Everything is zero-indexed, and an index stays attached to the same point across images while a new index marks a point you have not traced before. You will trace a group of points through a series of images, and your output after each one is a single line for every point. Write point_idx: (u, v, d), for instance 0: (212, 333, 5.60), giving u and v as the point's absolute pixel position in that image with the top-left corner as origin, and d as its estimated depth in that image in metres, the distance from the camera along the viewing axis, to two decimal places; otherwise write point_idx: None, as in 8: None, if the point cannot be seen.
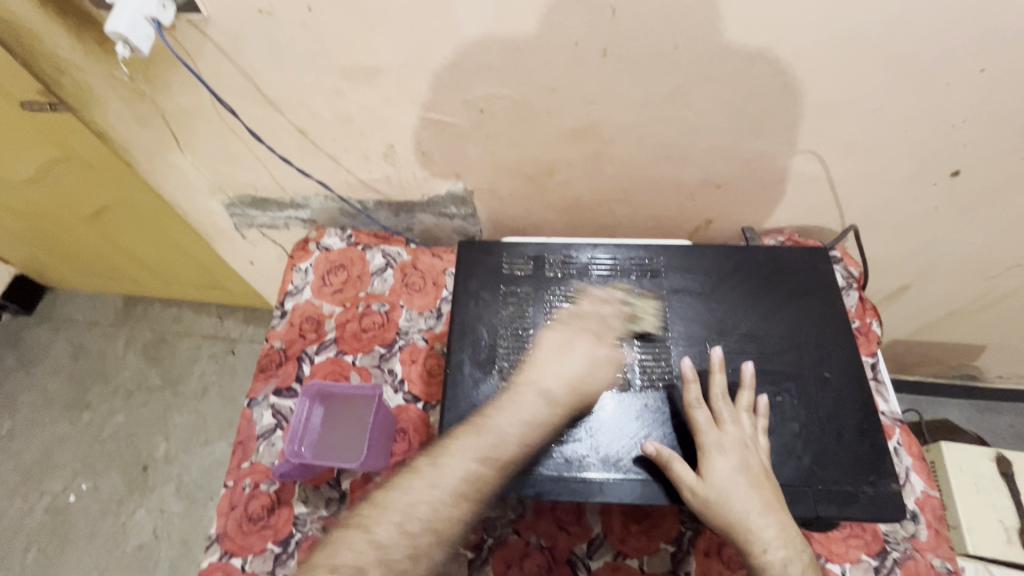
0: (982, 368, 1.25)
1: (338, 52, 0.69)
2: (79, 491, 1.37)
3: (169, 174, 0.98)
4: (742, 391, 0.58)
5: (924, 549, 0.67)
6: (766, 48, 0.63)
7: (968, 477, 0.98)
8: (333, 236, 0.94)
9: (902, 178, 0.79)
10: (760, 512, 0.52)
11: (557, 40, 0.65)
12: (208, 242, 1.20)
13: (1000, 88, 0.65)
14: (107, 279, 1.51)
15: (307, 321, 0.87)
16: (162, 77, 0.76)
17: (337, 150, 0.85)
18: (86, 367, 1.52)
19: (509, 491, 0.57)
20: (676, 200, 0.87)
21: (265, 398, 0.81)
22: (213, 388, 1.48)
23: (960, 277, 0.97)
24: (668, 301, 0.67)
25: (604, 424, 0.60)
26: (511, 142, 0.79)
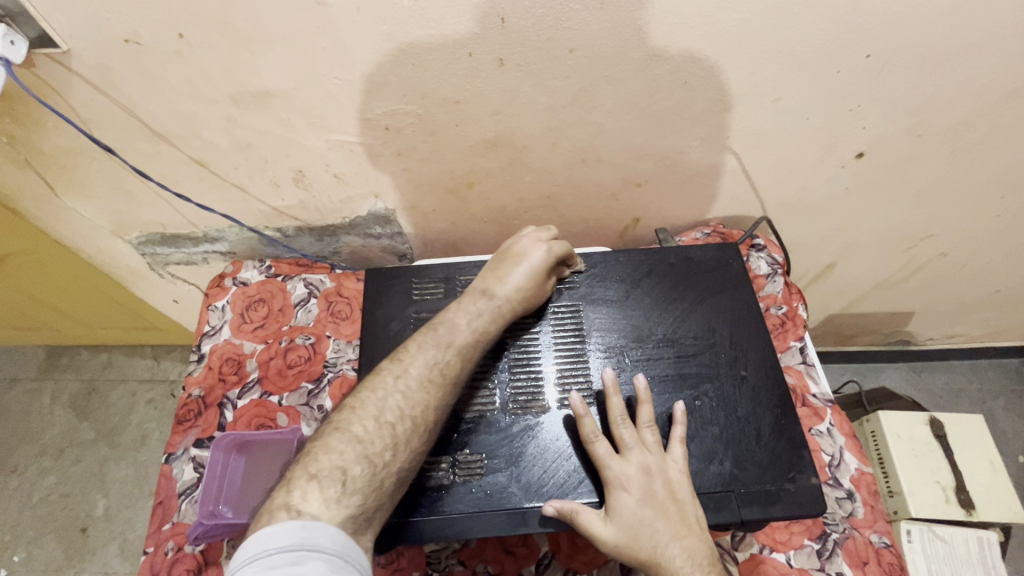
0: (914, 333, 1.30)
1: (223, 79, 0.65)
2: (10, 564, 1.25)
3: (64, 218, 0.90)
4: (641, 407, 0.57)
5: (862, 526, 0.69)
6: (661, 46, 0.63)
7: (906, 443, 1.01)
8: (251, 268, 0.89)
9: (813, 162, 0.80)
10: (668, 541, 0.51)
11: (449, 52, 0.62)
12: (125, 284, 1.12)
13: (887, 71, 0.67)
14: (22, 331, 1.39)
15: (226, 363, 0.82)
16: (32, 117, 0.69)
17: (241, 179, 0.80)
18: (7, 429, 1.40)
19: (432, 533, 0.55)
20: (600, 203, 0.87)
21: (184, 451, 0.76)
22: (154, 434, 1.39)
23: (881, 251, 1.00)
24: (585, 313, 0.65)
25: (525, 450, 0.58)
26: (423, 158, 0.77)
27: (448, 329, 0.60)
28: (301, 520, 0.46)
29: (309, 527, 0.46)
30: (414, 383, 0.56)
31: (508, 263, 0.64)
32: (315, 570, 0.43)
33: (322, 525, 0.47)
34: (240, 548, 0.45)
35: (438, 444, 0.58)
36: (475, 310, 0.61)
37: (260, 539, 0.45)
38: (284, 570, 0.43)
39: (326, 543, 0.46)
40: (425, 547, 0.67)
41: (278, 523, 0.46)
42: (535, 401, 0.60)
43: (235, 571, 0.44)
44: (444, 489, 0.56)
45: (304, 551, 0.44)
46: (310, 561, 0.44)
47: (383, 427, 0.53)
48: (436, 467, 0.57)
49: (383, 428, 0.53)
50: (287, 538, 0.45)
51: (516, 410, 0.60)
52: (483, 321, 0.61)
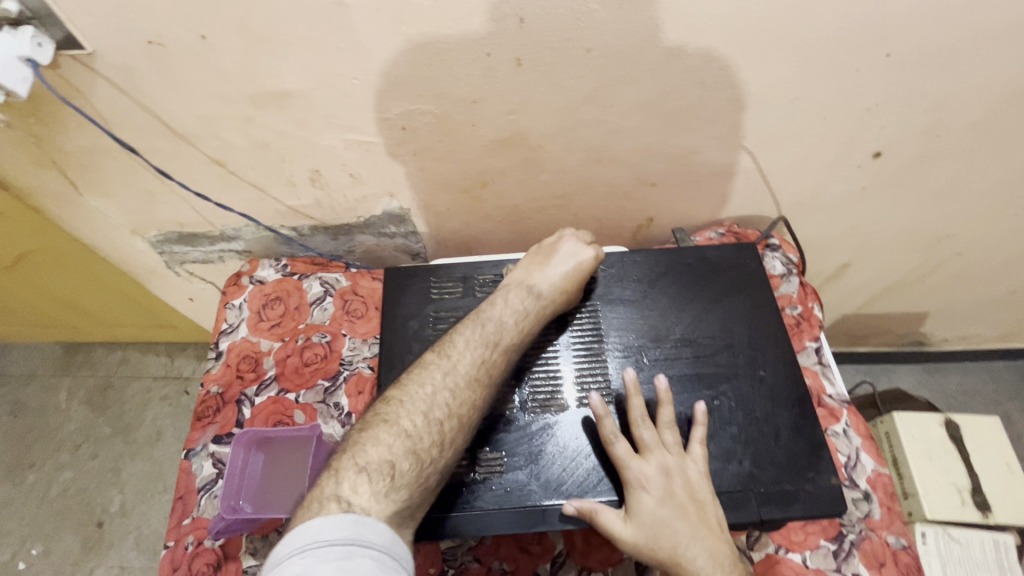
0: (928, 334, 1.29)
1: (243, 80, 0.66)
2: (28, 557, 1.27)
3: (84, 217, 0.91)
4: (659, 408, 0.57)
5: (879, 527, 0.69)
6: (679, 45, 0.63)
7: (921, 444, 1.00)
8: (268, 267, 0.90)
9: (829, 161, 0.79)
10: (687, 542, 0.51)
11: (467, 52, 0.63)
12: (141, 282, 1.13)
13: (907, 70, 0.66)
14: (40, 328, 1.41)
15: (244, 361, 0.83)
16: (55, 118, 0.70)
17: (259, 178, 0.81)
18: (26, 424, 1.42)
19: (452, 529, 0.55)
20: (614, 202, 0.87)
21: (204, 447, 0.77)
22: (168, 431, 1.40)
23: (896, 251, 0.99)
24: (602, 312, 0.66)
25: (544, 449, 0.58)
26: (439, 157, 0.77)
27: (495, 327, 0.60)
28: (352, 514, 0.46)
29: (360, 522, 0.45)
30: (461, 383, 0.56)
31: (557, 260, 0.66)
32: (365, 567, 0.43)
33: (372, 521, 0.46)
34: (290, 535, 0.45)
35: (457, 442, 0.59)
36: (522, 308, 0.62)
37: (311, 528, 0.44)
38: (334, 563, 0.42)
39: (375, 540, 0.45)
40: (441, 544, 0.67)
41: (329, 514, 0.46)
42: (554, 399, 0.61)
43: (285, 558, 0.43)
44: (464, 486, 0.57)
45: (354, 547, 0.44)
46: (359, 557, 0.43)
47: (402, 425, 0.54)
48: (455, 464, 0.58)
49: (431, 424, 0.54)
50: (338, 532, 0.44)
51: (535, 408, 0.60)
52: (501, 320, 0.61)
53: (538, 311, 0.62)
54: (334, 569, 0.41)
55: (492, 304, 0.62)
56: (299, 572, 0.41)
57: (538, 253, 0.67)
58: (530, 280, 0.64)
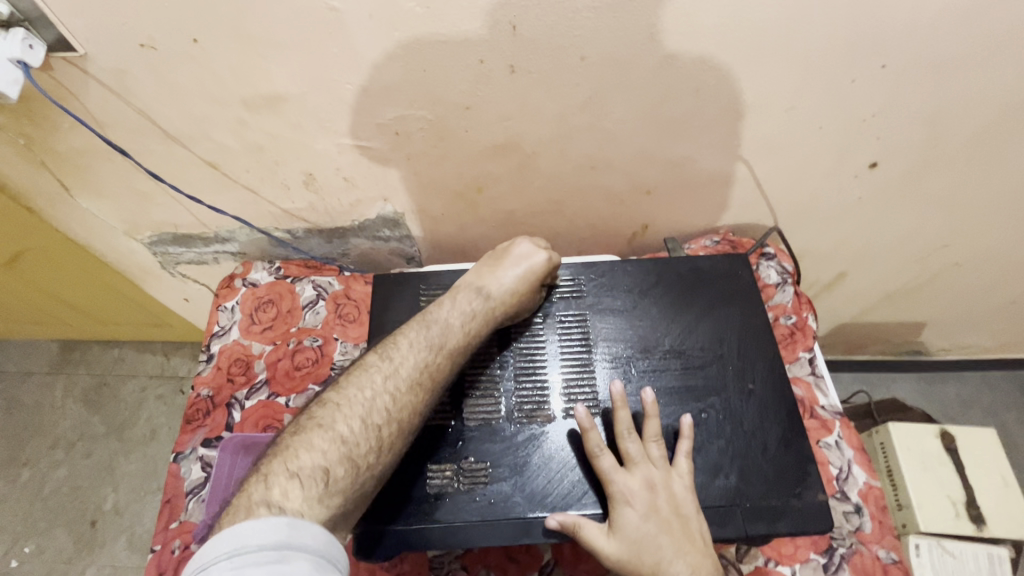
0: (926, 343, 1.28)
1: (235, 83, 0.66)
2: (21, 555, 1.27)
3: (79, 217, 0.91)
4: (646, 421, 0.57)
5: (869, 541, 0.68)
6: (673, 53, 0.63)
7: (915, 455, 1.00)
8: (261, 270, 0.90)
9: (826, 170, 0.79)
10: (671, 557, 0.51)
11: (461, 58, 0.63)
12: (137, 282, 1.13)
13: (903, 81, 0.66)
14: (37, 326, 1.41)
15: (234, 364, 0.82)
16: (48, 119, 0.70)
17: (253, 181, 0.81)
18: (21, 422, 1.42)
19: (436, 540, 0.55)
20: (609, 209, 0.86)
21: (193, 450, 0.77)
22: (163, 430, 1.40)
23: (894, 260, 0.99)
24: (592, 322, 0.65)
25: (529, 460, 0.58)
26: (433, 162, 0.77)
27: (441, 331, 0.59)
28: (286, 517, 0.45)
29: (295, 526, 0.44)
30: (399, 388, 0.55)
31: (507, 262, 0.65)
32: (300, 570, 0.42)
33: (308, 524, 0.45)
34: (218, 538, 0.43)
35: (443, 452, 0.58)
36: (469, 310, 0.61)
37: (242, 532, 0.43)
38: (266, 567, 0.41)
39: (311, 542, 0.44)
40: (428, 552, 0.67)
41: (262, 516, 0.44)
42: (540, 410, 0.60)
43: (212, 562, 0.42)
44: (449, 497, 0.56)
45: (288, 550, 0.43)
46: (294, 561, 0.42)
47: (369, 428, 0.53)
48: (440, 474, 0.57)
49: (369, 430, 0.53)
50: (271, 536, 0.43)
51: (521, 419, 0.60)
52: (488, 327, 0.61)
53: (485, 313, 0.61)
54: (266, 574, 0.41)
55: (440, 305, 0.61)
56: None
57: (492, 255, 0.67)
58: (479, 282, 0.64)
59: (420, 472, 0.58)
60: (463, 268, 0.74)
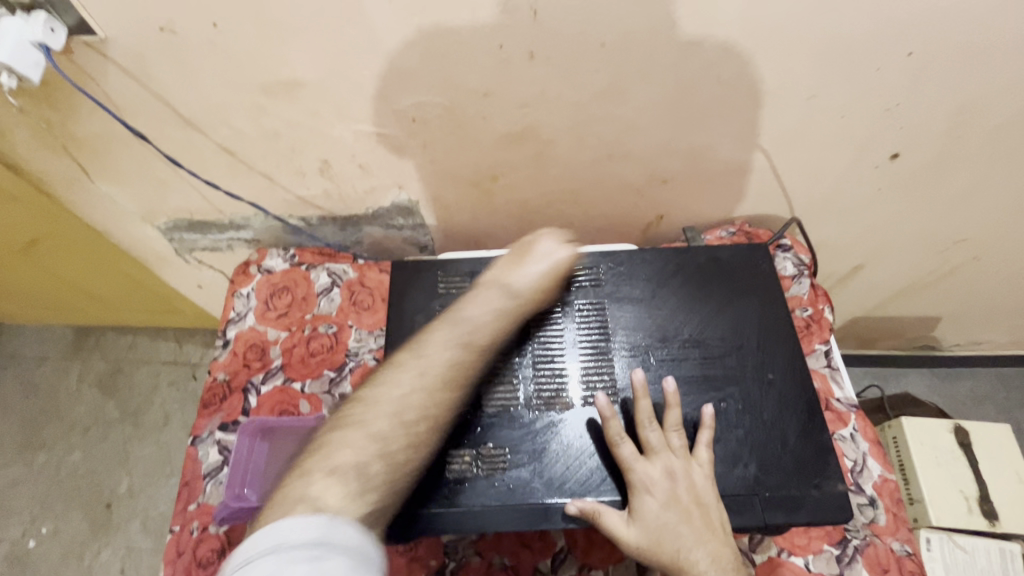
0: (940, 338, 1.27)
1: (254, 68, 0.65)
2: (38, 536, 1.30)
3: (95, 202, 0.92)
4: (666, 410, 0.56)
5: (883, 534, 0.68)
6: (695, 39, 0.62)
7: (929, 450, 0.99)
8: (276, 257, 0.90)
9: (846, 161, 0.78)
10: (692, 546, 0.50)
11: (480, 44, 0.62)
12: (151, 268, 1.14)
13: (930, 69, 0.65)
14: (53, 311, 1.43)
15: (251, 350, 0.83)
16: (67, 103, 0.71)
17: (269, 167, 0.81)
18: (37, 406, 1.44)
19: (455, 524, 0.55)
20: (625, 198, 0.86)
21: (210, 434, 0.78)
22: (176, 415, 1.42)
23: (911, 254, 0.98)
24: (610, 311, 0.65)
25: (548, 447, 0.58)
26: (449, 150, 0.77)
27: (467, 326, 0.57)
28: (323, 515, 0.42)
29: (331, 523, 0.41)
30: (421, 389, 0.52)
31: (529, 258, 0.63)
32: (338, 569, 0.38)
33: (343, 523, 0.42)
34: (254, 537, 0.41)
35: (461, 438, 0.59)
36: (499, 308, 0.60)
37: (281, 529, 0.40)
38: (304, 565, 0.38)
39: (348, 542, 0.41)
40: (443, 538, 0.68)
41: (302, 513, 0.42)
42: (558, 397, 0.60)
43: (248, 562, 0.39)
44: (468, 482, 0.57)
45: (325, 547, 0.40)
46: (331, 560, 0.39)
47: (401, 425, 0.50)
48: (458, 459, 0.58)
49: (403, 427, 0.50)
50: (307, 533, 0.40)
51: (539, 406, 0.60)
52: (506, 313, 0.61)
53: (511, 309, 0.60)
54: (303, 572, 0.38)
55: (469, 303, 0.59)
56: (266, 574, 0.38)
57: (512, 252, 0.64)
58: (504, 280, 0.62)
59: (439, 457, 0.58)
60: (480, 256, 0.74)
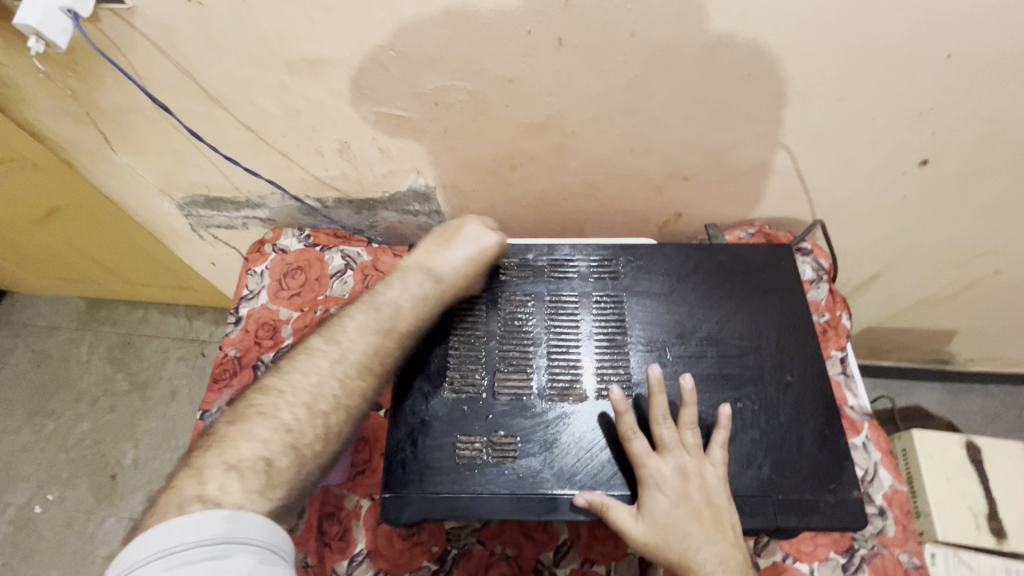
0: (955, 353, 1.25)
1: (279, 44, 0.65)
2: (44, 502, 1.32)
3: (115, 174, 0.92)
4: (683, 408, 0.56)
5: (891, 545, 0.67)
6: (728, 35, 0.60)
7: (939, 464, 0.98)
8: (291, 237, 0.90)
9: (873, 166, 0.77)
10: (699, 545, 0.50)
11: (508, 30, 0.61)
12: (166, 244, 1.14)
13: (968, 75, 0.63)
14: (68, 282, 1.44)
15: (263, 327, 0.83)
16: (92, 72, 0.71)
17: (288, 146, 0.80)
18: (48, 374, 1.46)
19: (463, 509, 0.55)
20: (643, 194, 0.85)
21: (219, 409, 0.78)
22: (183, 391, 1.43)
23: (932, 265, 0.96)
24: (628, 304, 0.65)
25: (559, 438, 0.58)
26: (469, 136, 0.76)
27: (390, 313, 0.60)
28: (226, 510, 0.45)
29: (234, 519, 0.44)
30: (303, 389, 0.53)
31: (458, 242, 0.65)
32: (243, 564, 0.42)
33: (249, 515, 0.45)
34: (146, 538, 0.43)
35: (473, 424, 0.59)
36: (412, 293, 0.61)
37: (173, 530, 0.43)
38: (205, 564, 0.42)
39: (253, 535, 0.44)
40: (446, 524, 0.68)
41: (196, 512, 0.44)
42: (572, 388, 0.60)
43: (145, 562, 0.42)
44: (478, 468, 0.57)
45: (228, 544, 0.43)
46: (235, 556, 0.43)
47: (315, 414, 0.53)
48: (469, 445, 0.58)
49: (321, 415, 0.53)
50: (209, 530, 0.43)
51: (552, 396, 0.60)
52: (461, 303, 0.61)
53: (448, 296, 0.62)
54: (203, 571, 0.41)
55: (388, 286, 0.61)
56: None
57: (439, 235, 0.66)
58: (427, 263, 0.63)
59: (449, 443, 0.58)
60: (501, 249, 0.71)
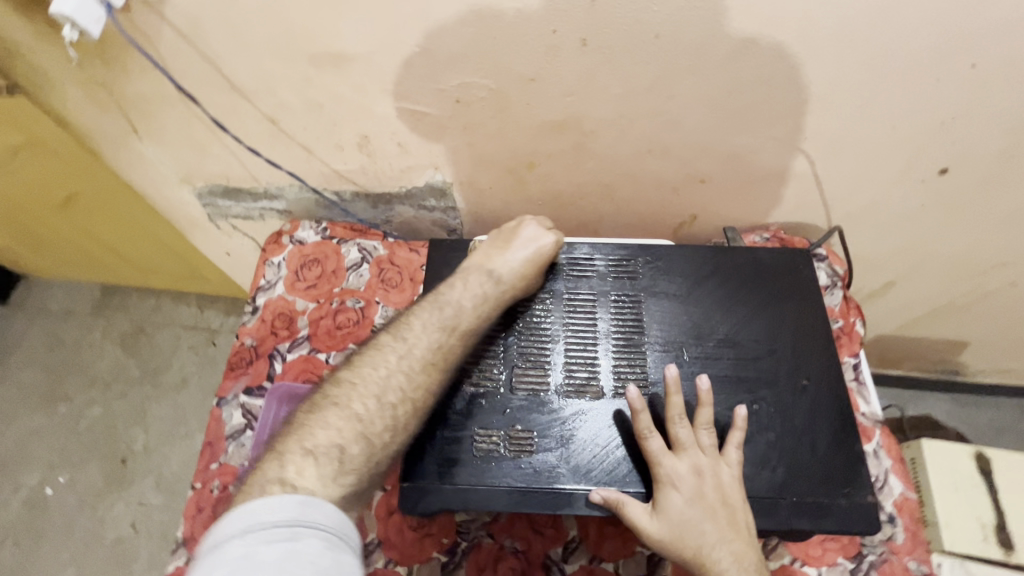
0: (965, 364, 1.25)
1: (306, 39, 0.66)
2: (56, 484, 1.34)
3: (136, 162, 0.93)
4: (699, 409, 0.56)
5: (900, 552, 0.67)
6: (752, 38, 0.61)
7: (948, 475, 0.98)
8: (308, 229, 0.91)
9: (891, 174, 0.76)
10: (714, 544, 0.51)
11: (534, 29, 0.62)
12: (182, 233, 1.15)
13: (991, 84, 0.63)
14: (83, 268, 1.46)
15: (279, 317, 0.84)
16: (120, 61, 0.72)
17: (309, 139, 0.81)
18: (62, 358, 1.48)
19: (479, 501, 0.56)
20: (659, 196, 0.85)
21: (235, 397, 0.80)
22: (193, 378, 1.45)
23: (946, 274, 0.96)
24: (646, 304, 0.65)
25: (575, 434, 0.58)
26: (489, 134, 0.76)
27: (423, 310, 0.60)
28: (300, 496, 0.45)
29: (308, 504, 0.44)
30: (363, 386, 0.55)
31: (517, 244, 0.66)
32: (314, 548, 0.42)
33: (321, 503, 0.45)
34: (229, 518, 0.43)
35: (491, 418, 0.59)
36: (470, 294, 0.62)
37: (253, 511, 0.43)
38: (282, 543, 0.41)
39: (325, 521, 0.44)
40: (457, 516, 0.68)
41: (272, 497, 0.44)
42: (589, 385, 0.61)
43: (222, 542, 0.41)
44: (494, 461, 0.57)
45: (301, 527, 0.43)
46: (307, 538, 0.42)
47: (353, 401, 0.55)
48: (486, 438, 0.58)
49: (384, 409, 0.54)
50: (285, 513, 0.43)
51: (569, 393, 0.60)
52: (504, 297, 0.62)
53: (468, 291, 0.63)
54: (278, 551, 0.40)
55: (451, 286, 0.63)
56: (241, 553, 0.40)
57: (499, 238, 0.67)
58: (489, 263, 0.64)
59: (466, 436, 0.59)
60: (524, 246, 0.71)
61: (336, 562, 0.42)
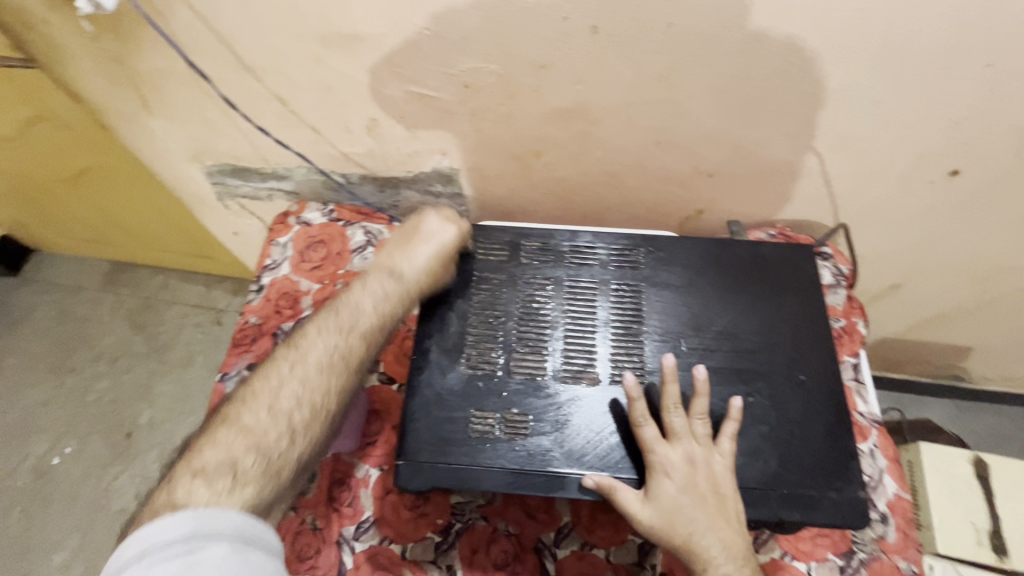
0: (969, 369, 1.24)
1: (316, 18, 0.66)
2: (62, 454, 1.36)
3: (147, 139, 0.94)
4: (695, 399, 0.56)
5: (891, 550, 0.67)
6: (764, 30, 0.60)
7: (944, 478, 0.98)
8: (315, 210, 0.92)
9: (901, 173, 0.76)
10: (703, 531, 0.51)
11: (544, 14, 0.61)
12: (191, 211, 1.16)
13: (1006, 84, 0.62)
14: (93, 244, 1.48)
15: (283, 296, 0.85)
16: (133, 35, 0.72)
17: (317, 120, 0.82)
18: (71, 332, 1.50)
19: (472, 480, 0.57)
20: (666, 189, 0.85)
21: (238, 372, 0.80)
22: (199, 356, 1.47)
23: (953, 278, 0.95)
24: (646, 294, 0.65)
25: (570, 419, 0.59)
26: (496, 119, 0.76)
27: (353, 314, 0.61)
28: (194, 509, 0.46)
29: (201, 516, 0.45)
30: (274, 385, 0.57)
31: (416, 242, 0.65)
32: (216, 554, 0.43)
33: (220, 512, 0.46)
34: (123, 545, 0.44)
35: (487, 400, 0.60)
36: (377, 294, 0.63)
37: (144, 535, 0.44)
38: (178, 559, 0.42)
39: (225, 528, 0.45)
40: (452, 497, 0.70)
41: (164, 517, 0.45)
42: (586, 372, 0.61)
43: (122, 568, 0.43)
44: (489, 442, 0.58)
45: (198, 539, 0.44)
46: (204, 548, 0.43)
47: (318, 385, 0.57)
48: (482, 420, 0.59)
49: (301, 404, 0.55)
50: (180, 528, 0.44)
51: (566, 378, 0.61)
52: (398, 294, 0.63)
53: None
54: (176, 566, 0.42)
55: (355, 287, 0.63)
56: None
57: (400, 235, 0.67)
58: (391, 262, 0.65)
59: (462, 416, 0.59)
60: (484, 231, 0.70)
61: (243, 563, 0.44)
